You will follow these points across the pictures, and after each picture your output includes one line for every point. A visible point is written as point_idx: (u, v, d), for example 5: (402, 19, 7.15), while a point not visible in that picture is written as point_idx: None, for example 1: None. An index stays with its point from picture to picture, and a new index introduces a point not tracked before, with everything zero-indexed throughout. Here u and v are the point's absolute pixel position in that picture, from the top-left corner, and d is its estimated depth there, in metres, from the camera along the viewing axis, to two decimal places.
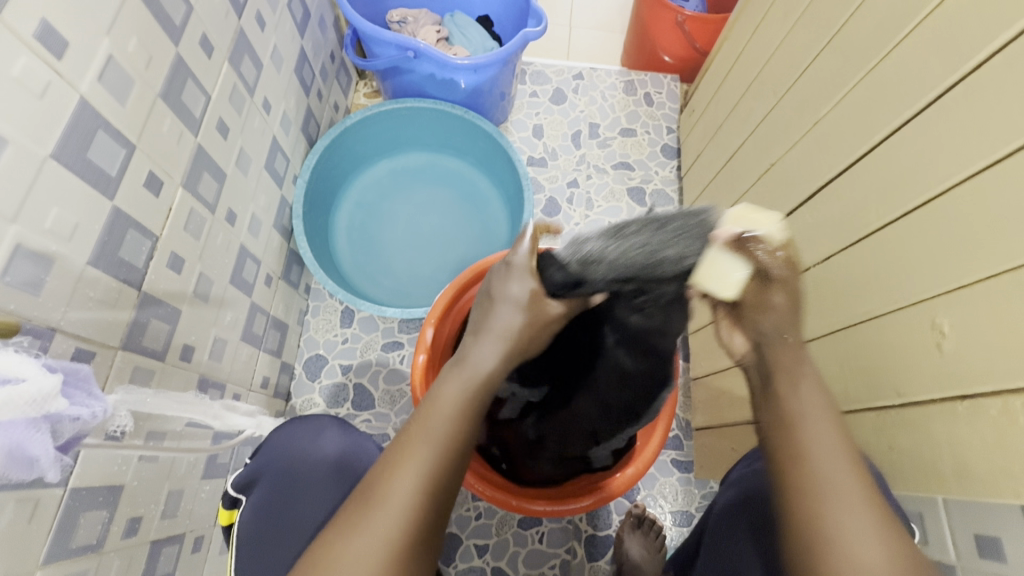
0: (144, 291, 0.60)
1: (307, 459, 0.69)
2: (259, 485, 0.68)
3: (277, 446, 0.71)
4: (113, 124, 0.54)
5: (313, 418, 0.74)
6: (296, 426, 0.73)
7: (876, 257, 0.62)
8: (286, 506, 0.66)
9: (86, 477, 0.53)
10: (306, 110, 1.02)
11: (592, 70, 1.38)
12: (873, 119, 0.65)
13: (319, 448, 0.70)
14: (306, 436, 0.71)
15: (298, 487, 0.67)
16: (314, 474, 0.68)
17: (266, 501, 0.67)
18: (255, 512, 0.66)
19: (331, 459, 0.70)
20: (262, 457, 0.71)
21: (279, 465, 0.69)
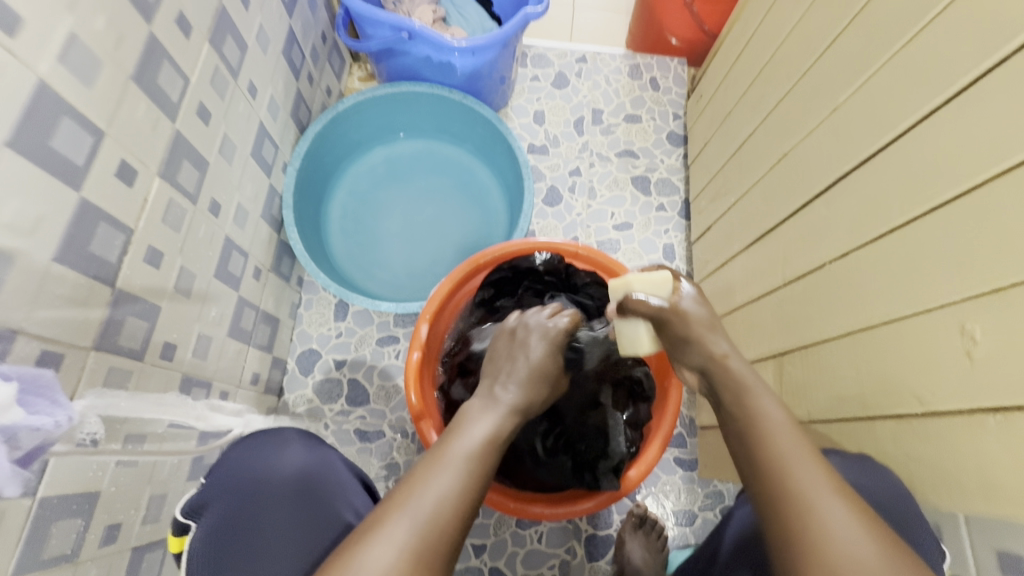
0: (119, 287, 0.57)
1: (267, 477, 0.61)
2: (211, 511, 0.59)
3: (233, 464, 0.63)
4: (78, 108, 0.50)
5: (275, 432, 0.67)
6: (256, 441, 0.65)
7: (898, 254, 0.58)
8: (244, 533, 0.58)
9: (56, 486, 0.50)
10: (296, 94, 0.98)
11: (596, 53, 1.32)
12: (898, 106, 0.61)
13: (283, 464, 0.62)
14: (265, 450, 0.63)
15: (258, 509, 0.59)
16: (277, 495, 0.60)
17: (220, 529, 0.58)
18: (207, 542, 0.57)
19: (295, 477, 0.62)
20: (214, 478, 0.62)
21: (235, 485, 0.61)
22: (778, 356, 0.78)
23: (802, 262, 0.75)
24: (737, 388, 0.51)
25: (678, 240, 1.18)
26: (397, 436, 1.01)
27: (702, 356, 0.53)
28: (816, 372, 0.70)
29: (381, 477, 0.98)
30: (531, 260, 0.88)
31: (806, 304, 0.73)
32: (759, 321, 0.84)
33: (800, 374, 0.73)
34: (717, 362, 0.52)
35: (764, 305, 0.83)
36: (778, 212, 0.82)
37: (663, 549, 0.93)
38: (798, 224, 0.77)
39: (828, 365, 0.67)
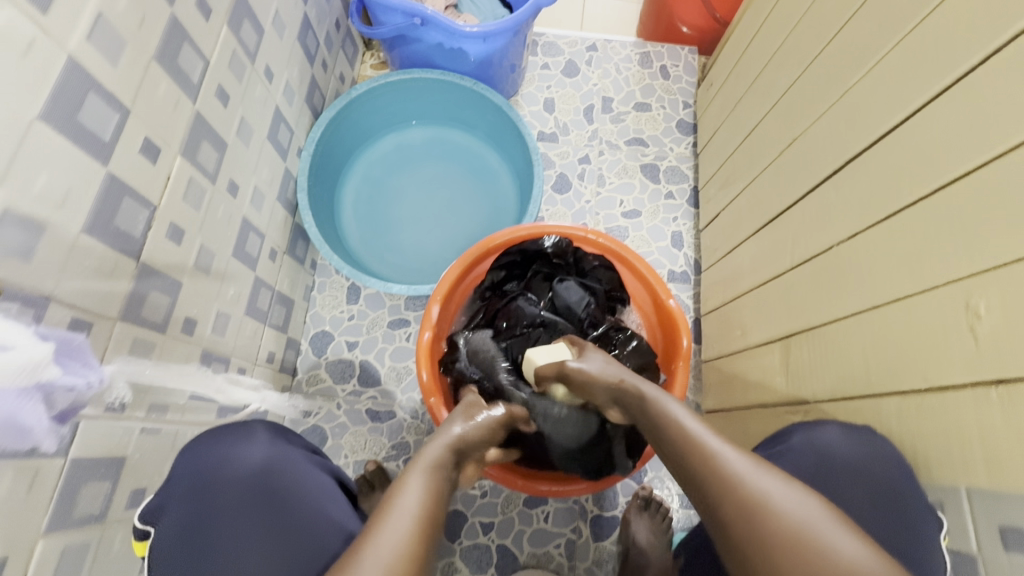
0: (142, 261, 0.59)
1: (224, 473, 0.61)
2: (168, 515, 0.59)
3: (185, 465, 0.62)
4: (105, 86, 0.52)
5: (239, 423, 0.66)
6: (209, 438, 0.64)
7: (905, 235, 0.59)
8: (205, 534, 0.58)
9: (86, 448, 0.52)
10: (311, 80, 0.99)
11: (606, 42, 1.33)
12: (906, 88, 0.61)
13: (239, 461, 0.62)
14: (220, 446, 0.63)
15: (217, 508, 0.60)
16: (236, 492, 0.60)
17: (181, 532, 0.58)
18: (169, 544, 0.58)
19: (253, 475, 0.62)
20: (169, 480, 0.61)
21: (190, 486, 0.60)
22: (785, 339, 0.79)
23: (810, 246, 0.75)
24: (643, 403, 0.58)
25: (687, 228, 1.19)
26: (407, 417, 1.03)
27: (606, 389, 0.62)
28: (822, 353, 0.70)
29: (391, 456, 1.00)
30: (540, 243, 0.89)
31: (813, 288, 0.73)
32: (766, 305, 0.85)
33: (806, 355, 0.74)
34: (619, 388, 0.61)
35: (772, 289, 0.84)
36: (787, 198, 0.83)
37: (668, 530, 0.94)
38: (806, 209, 0.77)
39: (834, 346, 0.68)
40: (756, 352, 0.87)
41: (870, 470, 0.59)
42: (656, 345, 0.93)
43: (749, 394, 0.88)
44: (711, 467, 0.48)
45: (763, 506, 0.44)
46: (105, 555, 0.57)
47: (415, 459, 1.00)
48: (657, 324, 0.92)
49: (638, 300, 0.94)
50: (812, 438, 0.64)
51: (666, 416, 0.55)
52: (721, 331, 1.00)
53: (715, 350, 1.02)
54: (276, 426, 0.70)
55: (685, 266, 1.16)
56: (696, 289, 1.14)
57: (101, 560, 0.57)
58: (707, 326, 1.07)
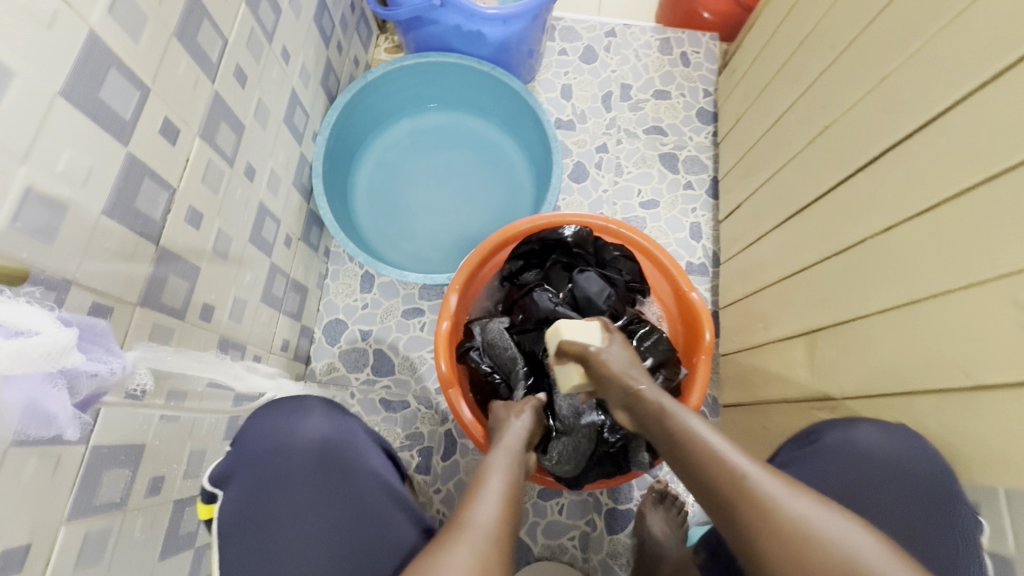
0: (162, 245, 0.57)
1: (288, 444, 0.63)
2: (236, 481, 0.61)
3: (251, 435, 0.64)
4: (125, 62, 0.50)
5: (294, 399, 0.67)
6: (274, 408, 0.66)
7: (947, 229, 0.57)
8: (269, 500, 0.60)
9: (107, 434, 0.51)
10: (326, 63, 0.97)
11: (625, 27, 1.29)
12: (952, 74, 0.58)
13: (303, 433, 0.64)
14: (284, 418, 0.64)
15: (285, 477, 0.62)
16: (300, 463, 0.62)
17: (246, 497, 0.60)
18: (234, 507, 0.60)
19: (316, 448, 0.63)
20: (235, 445, 0.64)
21: (256, 455, 0.62)
22: (811, 333, 0.77)
23: (840, 239, 0.73)
24: (660, 412, 0.58)
25: (705, 219, 1.17)
26: (421, 407, 1.02)
27: (623, 393, 0.62)
28: (853, 348, 0.69)
29: (405, 446, 1.00)
30: (560, 233, 0.87)
31: (844, 281, 0.72)
32: (790, 299, 0.83)
33: (834, 350, 0.72)
34: (635, 397, 0.60)
35: (798, 282, 0.82)
36: (816, 188, 0.80)
37: (684, 523, 0.93)
38: (837, 200, 0.75)
39: (866, 342, 0.66)
40: (779, 346, 0.85)
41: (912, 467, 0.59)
42: (676, 337, 0.91)
43: (770, 389, 0.86)
44: (745, 489, 0.46)
45: (807, 538, 0.42)
46: (127, 543, 0.57)
47: (430, 449, 1.00)
48: (678, 316, 0.90)
49: (659, 292, 0.92)
50: (848, 437, 0.64)
51: (687, 430, 0.54)
52: (741, 324, 0.98)
53: (734, 344, 1.00)
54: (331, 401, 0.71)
55: (704, 258, 1.14)
56: (714, 281, 1.12)
57: (123, 547, 0.56)
58: (726, 319, 1.05)
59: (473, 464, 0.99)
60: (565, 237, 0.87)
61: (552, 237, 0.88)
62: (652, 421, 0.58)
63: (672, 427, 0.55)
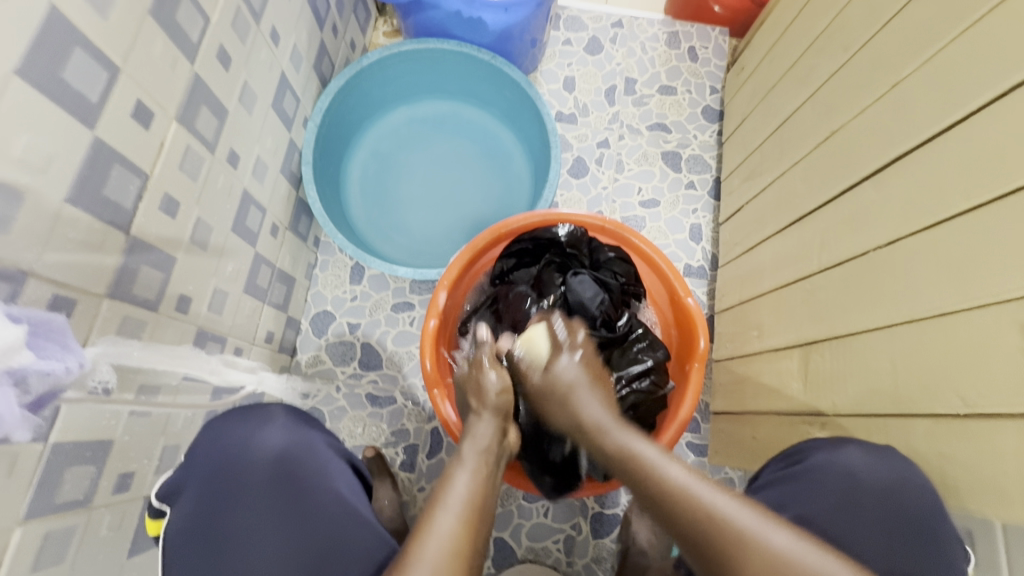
0: (134, 235, 0.55)
1: (240, 456, 0.61)
2: (185, 495, 0.59)
3: (203, 447, 0.62)
4: (93, 41, 0.47)
5: (259, 407, 0.66)
6: (230, 419, 0.64)
7: (953, 246, 0.54)
8: (217, 517, 0.59)
9: (69, 432, 0.49)
10: (320, 45, 0.94)
11: (633, 18, 1.25)
12: (969, 82, 0.55)
13: (258, 445, 0.62)
14: (239, 430, 0.63)
15: (237, 492, 0.60)
16: (252, 477, 0.60)
17: (194, 514, 0.59)
18: (184, 523, 0.58)
19: (271, 459, 0.62)
20: (187, 459, 0.61)
21: (204, 469, 0.60)
22: (807, 345, 0.75)
23: (843, 249, 0.71)
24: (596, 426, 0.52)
25: (706, 221, 1.14)
26: (408, 404, 1.00)
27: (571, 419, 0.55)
28: (847, 365, 0.66)
29: (391, 442, 0.98)
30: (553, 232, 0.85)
31: (843, 293, 0.69)
32: (788, 308, 0.80)
33: (828, 363, 0.70)
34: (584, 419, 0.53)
35: (796, 292, 0.79)
36: (820, 195, 0.77)
37: None
38: (840, 209, 0.73)
39: (864, 358, 0.64)
40: (773, 355, 0.83)
41: (912, 500, 0.56)
42: (671, 343, 0.89)
43: (762, 399, 0.84)
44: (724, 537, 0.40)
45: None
46: (91, 542, 0.55)
47: (415, 446, 0.98)
48: (673, 322, 0.88)
49: (654, 296, 0.90)
50: (832, 458, 0.62)
51: (633, 456, 0.47)
52: (737, 331, 0.96)
53: (728, 351, 0.98)
54: (297, 410, 0.69)
55: (702, 260, 1.11)
56: (712, 285, 1.10)
57: (87, 546, 0.55)
58: (721, 325, 1.03)
59: None
60: (558, 236, 0.85)
61: (546, 236, 0.85)
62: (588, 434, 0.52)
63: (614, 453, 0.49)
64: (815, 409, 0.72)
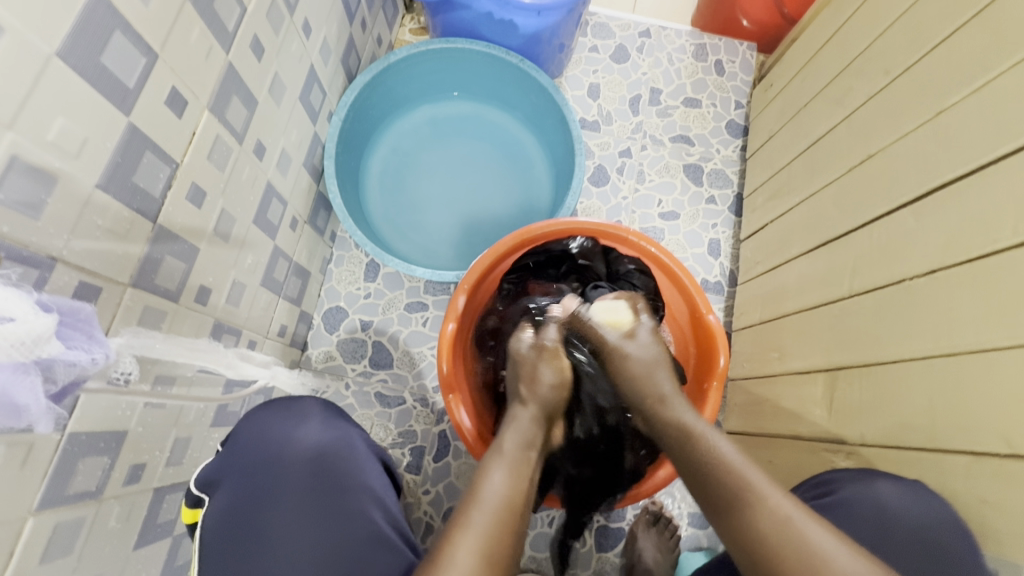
0: (160, 224, 0.54)
1: (279, 451, 0.61)
2: (225, 486, 0.59)
3: (244, 439, 0.62)
4: (134, 26, 0.46)
5: (296, 403, 0.66)
6: (271, 412, 0.64)
7: (999, 281, 0.53)
8: (255, 511, 0.58)
9: (86, 422, 0.48)
10: (348, 39, 0.93)
11: (661, 28, 1.24)
12: (1018, 116, 0.55)
13: (298, 441, 0.62)
14: (280, 425, 0.63)
15: (274, 488, 0.59)
16: (291, 472, 0.60)
17: (231, 507, 0.58)
18: (220, 515, 0.58)
19: (310, 456, 0.61)
20: (227, 449, 0.61)
21: (244, 462, 0.60)
22: (832, 370, 0.74)
23: (875, 276, 0.70)
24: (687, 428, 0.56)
25: (726, 236, 1.13)
26: (416, 405, 0.99)
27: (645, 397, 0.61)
28: (877, 394, 0.65)
29: (397, 443, 0.97)
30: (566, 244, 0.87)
31: (874, 321, 0.68)
32: (813, 330, 0.79)
33: (856, 391, 0.69)
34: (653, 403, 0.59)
35: (822, 316, 0.78)
36: (851, 220, 0.77)
37: (675, 549, 0.91)
38: (874, 235, 0.72)
39: (894, 389, 0.63)
40: (795, 378, 0.82)
41: None
42: (688, 360, 0.88)
43: (781, 422, 0.83)
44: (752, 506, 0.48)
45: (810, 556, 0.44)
46: (99, 533, 0.54)
47: (422, 448, 0.97)
48: (691, 338, 0.87)
49: (675, 312, 0.90)
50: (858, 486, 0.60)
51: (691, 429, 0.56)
52: (755, 350, 0.95)
53: (745, 370, 0.97)
54: (332, 405, 0.69)
55: (720, 276, 1.10)
56: (729, 302, 1.08)
57: (96, 538, 0.53)
58: (739, 343, 1.02)
59: (465, 468, 0.96)
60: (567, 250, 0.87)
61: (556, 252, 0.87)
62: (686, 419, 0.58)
63: (696, 455, 0.53)
64: (841, 437, 0.71)
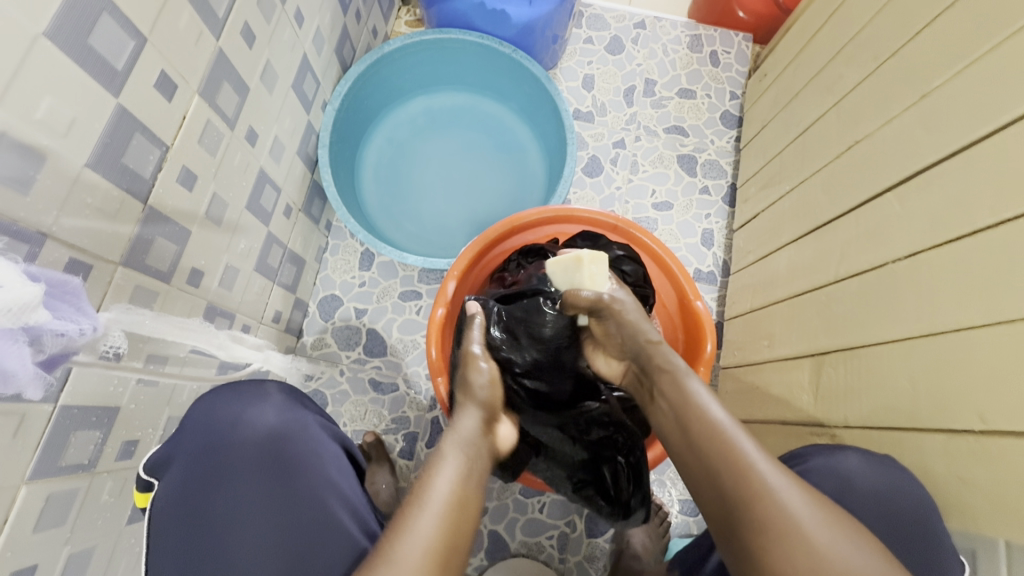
0: (150, 206, 0.55)
1: (230, 435, 0.61)
2: (175, 467, 0.59)
3: (195, 422, 0.61)
4: (121, 9, 0.47)
5: (251, 384, 0.66)
6: (222, 395, 0.64)
7: (980, 264, 0.53)
8: (209, 492, 0.59)
9: (78, 396, 0.50)
10: (342, 30, 0.94)
11: (656, 19, 1.25)
12: (996, 101, 0.55)
13: (251, 423, 0.62)
14: (232, 405, 0.63)
15: (229, 469, 0.60)
16: (245, 453, 0.61)
17: (183, 488, 0.59)
18: (174, 496, 0.58)
19: (265, 438, 0.62)
20: (176, 434, 0.61)
21: (194, 443, 0.60)
22: (818, 356, 0.74)
23: (860, 261, 0.70)
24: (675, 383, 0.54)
25: (719, 227, 1.13)
26: (410, 392, 1.00)
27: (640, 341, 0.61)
28: (859, 377, 0.66)
29: (391, 429, 0.98)
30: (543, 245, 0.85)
31: (859, 306, 0.69)
32: (802, 316, 0.80)
33: (840, 375, 0.69)
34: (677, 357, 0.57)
35: (811, 302, 0.78)
36: (839, 206, 0.77)
37: (665, 534, 0.91)
38: (861, 220, 0.72)
39: (875, 371, 0.64)
40: (782, 365, 0.83)
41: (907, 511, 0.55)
42: (677, 346, 0.89)
43: (770, 408, 0.84)
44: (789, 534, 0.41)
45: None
46: (92, 506, 0.55)
47: (414, 434, 0.98)
48: (680, 325, 0.88)
49: (663, 299, 0.90)
50: (831, 462, 0.62)
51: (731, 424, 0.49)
52: (745, 338, 0.96)
53: (735, 358, 0.98)
54: (291, 389, 0.69)
55: (713, 266, 1.10)
56: (722, 291, 1.09)
57: (88, 510, 0.55)
58: (731, 331, 1.02)
59: None
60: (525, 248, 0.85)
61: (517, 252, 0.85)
62: (656, 375, 0.58)
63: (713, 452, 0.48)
64: (825, 421, 0.72)
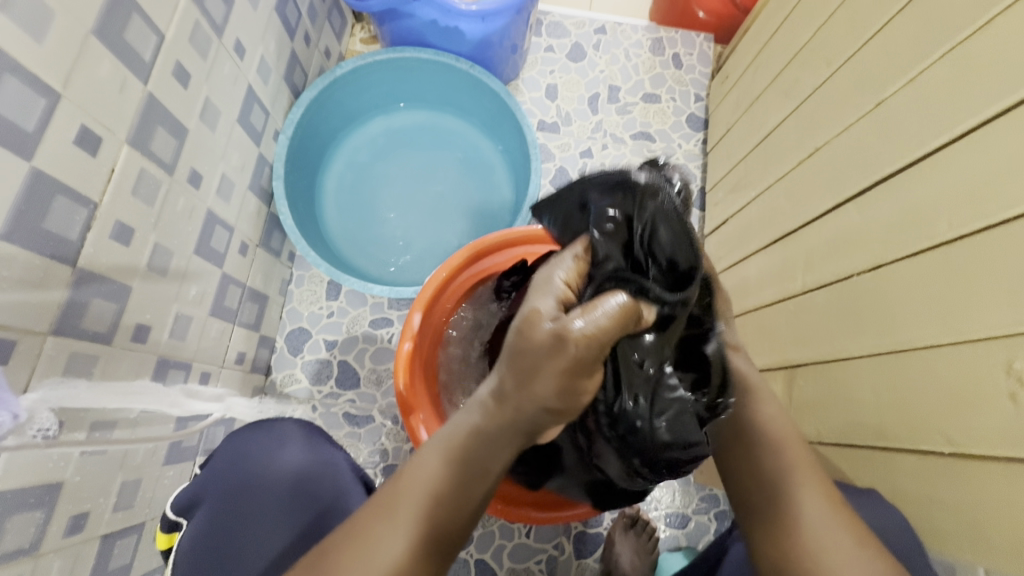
0: (82, 267, 0.52)
1: (262, 473, 0.63)
2: (201, 509, 0.61)
3: (226, 458, 0.64)
4: (26, 67, 0.44)
5: (276, 425, 0.68)
6: (252, 436, 0.66)
7: (941, 279, 0.52)
8: (233, 528, 0.60)
9: (10, 480, 0.46)
10: (291, 55, 0.91)
11: (616, 24, 1.23)
12: (949, 110, 0.54)
13: (279, 463, 0.64)
14: (263, 446, 0.65)
15: (257, 507, 0.62)
16: (273, 491, 0.62)
17: (209, 525, 0.61)
18: (199, 532, 0.60)
19: (291, 478, 0.63)
20: (205, 471, 0.64)
21: (225, 481, 0.63)
22: (791, 368, 0.74)
23: (826, 271, 0.69)
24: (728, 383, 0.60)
25: None
26: (386, 422, 0.98)
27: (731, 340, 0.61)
28: (832, 392, 0.65)
29: (369, 463, 0.95)
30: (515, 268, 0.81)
31: (826, 318, 0.68)
32: (773, 326, 0.79)
33: (813, 388, 0.69)
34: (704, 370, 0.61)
35: (781, 311, 0.78)
36: (803, 214, 0.76)
37: (654, 550, 0.91)
38: (825, 228, 0.71)
39: (846, 385, 0.63)
40: None
41: None
42: None
43: None
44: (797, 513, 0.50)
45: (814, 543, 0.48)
46: None
47: (393, 467, 0.95)
48: None
49: None
50: None
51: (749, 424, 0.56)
52: None
53: None
54: (313, 425, 0.70)
55: None
56: None
57: None
58: None
59: None
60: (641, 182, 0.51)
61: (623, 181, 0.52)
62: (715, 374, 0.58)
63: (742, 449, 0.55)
64: (802, 435, 0.71)
